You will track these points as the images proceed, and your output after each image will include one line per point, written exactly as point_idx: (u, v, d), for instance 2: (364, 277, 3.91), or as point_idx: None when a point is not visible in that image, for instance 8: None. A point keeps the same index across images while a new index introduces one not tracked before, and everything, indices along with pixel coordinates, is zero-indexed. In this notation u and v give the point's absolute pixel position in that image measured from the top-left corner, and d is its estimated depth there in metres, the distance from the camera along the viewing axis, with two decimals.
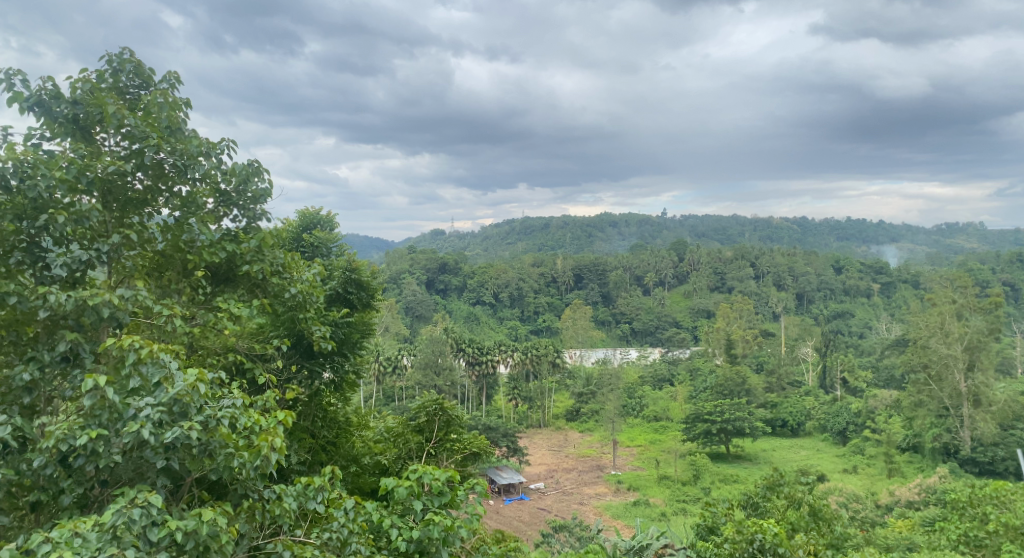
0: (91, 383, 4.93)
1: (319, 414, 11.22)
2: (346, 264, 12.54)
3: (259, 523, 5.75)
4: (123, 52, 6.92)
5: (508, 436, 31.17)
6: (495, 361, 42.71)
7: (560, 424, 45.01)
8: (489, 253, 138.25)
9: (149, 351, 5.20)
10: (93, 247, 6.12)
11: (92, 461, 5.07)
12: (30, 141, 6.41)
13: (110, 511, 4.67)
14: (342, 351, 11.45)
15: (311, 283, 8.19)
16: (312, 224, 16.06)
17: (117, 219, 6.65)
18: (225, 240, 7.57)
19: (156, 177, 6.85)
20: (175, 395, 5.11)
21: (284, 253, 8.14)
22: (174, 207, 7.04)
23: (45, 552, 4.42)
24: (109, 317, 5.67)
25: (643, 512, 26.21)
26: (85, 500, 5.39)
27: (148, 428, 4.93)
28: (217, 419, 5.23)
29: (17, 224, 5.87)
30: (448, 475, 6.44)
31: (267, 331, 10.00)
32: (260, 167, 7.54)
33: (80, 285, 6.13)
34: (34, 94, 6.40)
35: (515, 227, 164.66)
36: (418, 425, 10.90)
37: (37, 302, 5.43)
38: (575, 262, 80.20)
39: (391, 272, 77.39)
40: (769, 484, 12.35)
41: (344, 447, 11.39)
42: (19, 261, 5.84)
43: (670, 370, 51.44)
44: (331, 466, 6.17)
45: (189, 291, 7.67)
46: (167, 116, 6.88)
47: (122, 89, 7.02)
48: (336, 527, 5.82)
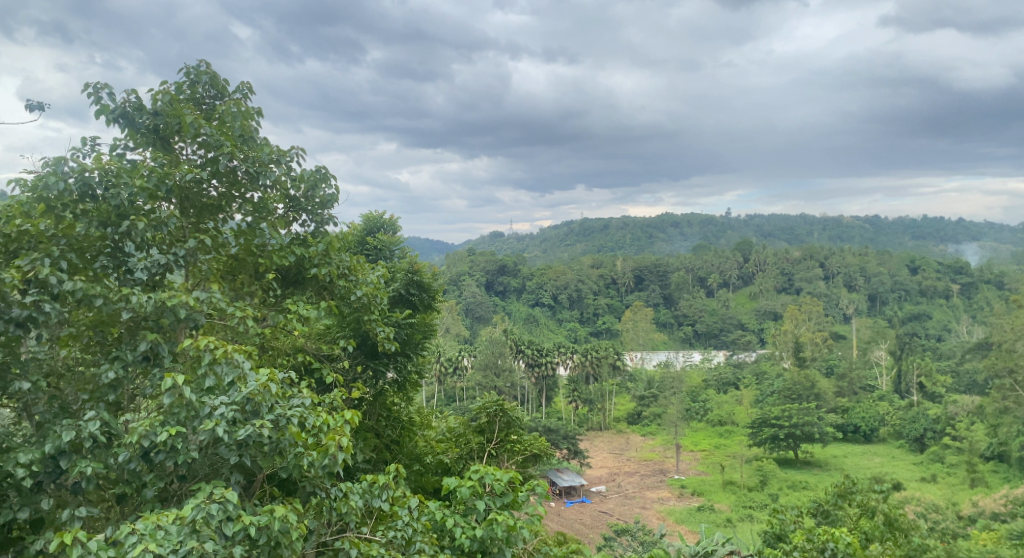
0: (170, 382, 5.13)
1: (383, 413, 11.44)
2: (408, 267, 12.72)
3: (327, 519, 5.87)
4: (200, 64, 7.15)
5: (568, 438, 30.98)
6: (554, 362, 42.70)
7: (621, 427, 44.62)
8: (549, 255, 138.38)
9: (223, 351, 5.38)
10: (171, 252, 6.36)
11: (171, 456, 5.24)
12: (115, 152, 6.72)
13: (190, 505, 4.84)
14: (405, 352, 11.55)
15: (376, 285, 8.29)
16: (376, 228, 16.36)
17: (194, 224, 6.92)
18: (294, 244, 7.76)
19: (230, 184, 7.07)
20: (248, 394, 5.24)
21: (350, 256, 8.28)
22: (247, 213, 7.23)
23: (132, 543, 4.60)
24: (186, 318, 5.91)
25: (708, 518, 25.78)
26: (165, 494, 5.60)
27: (223, 427, 5.06)
28: (287, 417, 5.36)
29: (103, 231, 6.11)
30: (510, 476, 6.47)
31: (333, 331, 10.29)
32: (328, 173, 7.70)
33: (160, 287, 6.33)
34: (119, 107, 6.68)
35: (574, 228, 164.17)
36: (480, 426, 11.04)
37: (120, 303, 5.63)
38: (636, 263, 79.49)
39: (449, 276, 78.23)
40: (840, 491, 11.83)
41: (407, 446, 11.55)
42: (104, 266, 6.07)
43: (735, 373, 50.37)
44: (397, 464, 6.26)
45: (261, 293, 7.91)
46: (240, 125, 7.08)
47: (199, 99, 7.28)
48: (401, 526, 5.89)
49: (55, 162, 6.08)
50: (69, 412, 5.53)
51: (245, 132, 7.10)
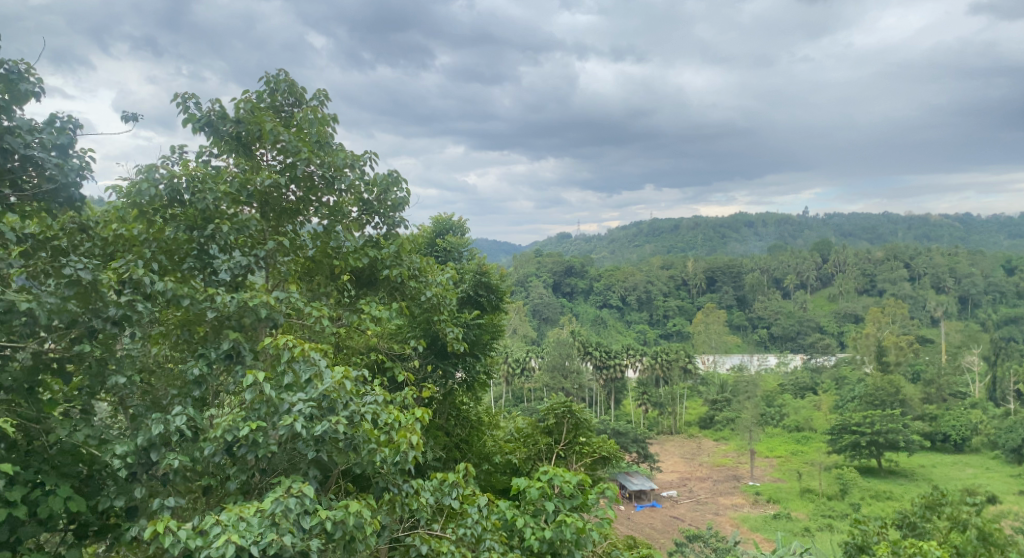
0: (251, 379, 5.34)
1: (453, 412, 11.60)
2: (477, 268, 12.90)
3: (399, 516, 5.99)
4: (279, 73, 7.40)
5: (637, 441, 30.57)
6: (623, 365, 42.37)
7: (693, 431, 43.94)
8: (618, 256, 137.27)
9: (300, 349, 5.56)
10: (252, 254, 6.59)
11: (253, 450, 5.43)
12: (201, 159, 7.03)
13: (269, 498, 5.00)
14: (473, 352, 11.74)
15: (445, 286, 8.39)
16: (445, 230, 16.63)
17: (274, 227, 7.20)
18: (368, 246, 7.93)
19: (308, 189, 7.31)
20: (324, 391, 5.39)
21: (421, 258, 8.42)
22: (323, 216, 7.46)
23: (216, 533, 4.79)
24: (266, 317, 6.14)
25: (785, 527, 25.08)
26: (247, 487, 5.83)
27: (301, 421, 5.18)
28: (361, 414, 5.48)
29: (190, 234, 6.40)
30: (579, 479, 6.45)
31: (404, 331, 10.51)
32: (399, 176, 7.84)
33: (242, 288, 6.57)
34: (205, 115, 6.99)
35: (643, 229, 162.40)
36: (548, 427, 11.05)
37: (206, 303, 5.89)
38: (708, 264, 78.03)
39: (517, 277, 78.72)
40: (928, 503, 11.28)
41: (476, 445, 11.68)
42: (191, 267, 6.33)
43: (813, 378, 48.76)
44: (466, 463, 6.30)
45: (336, 293, 8.15)
46: (317, 131, 7.27)
47: (278, 107, 7.54)
48: (470, 523, 5.94)
49: (147, 169, 6.42)
50: (159, 407, 5.79)
51: (322, 138, 7.28)
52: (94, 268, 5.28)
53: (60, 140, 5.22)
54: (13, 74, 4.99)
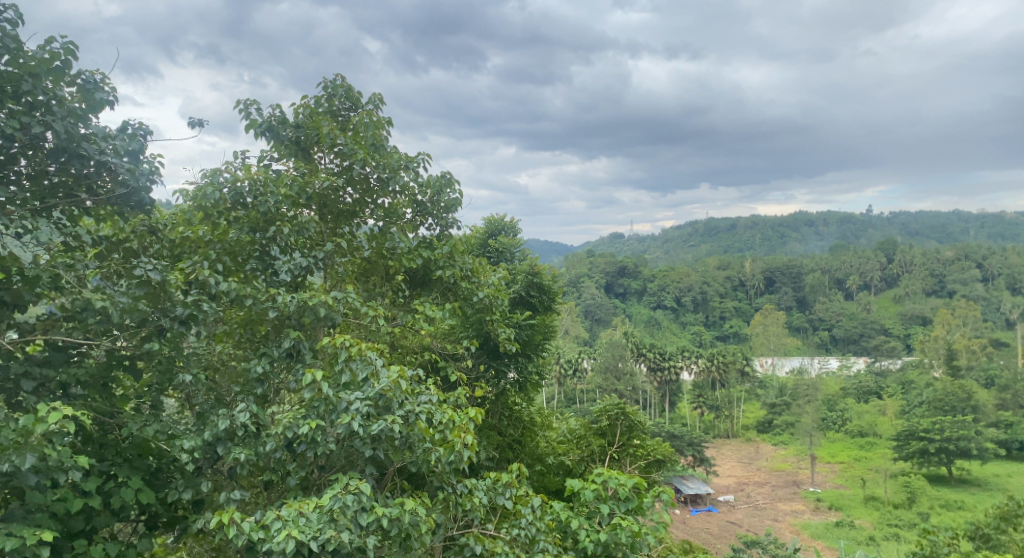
0: (311, 378, 5.46)
1: (506, 412, 11.65)
2: (529, 268, 12.97)
3: (454, 514, 6.04)
4: (336, 78, 7.54)
5: (693, 444, 30.11)
6: (678, 367, 41.85)
7: (750, 435, 43.20)
8: (672, 256, 135.73)
9: (358, 348, 5.67)
10: (311, 255, 6.73)
11: (312, 447, 5.53)
12: (262, 162, 7.23)
13: (328, 495, 5.10)
14: (525, 352, 11.80)
15: (497, 287, 8.44)
16: (497, 230, 16.75)
17: (331, 229, 7.36)
18: (422, 247, 8.01)
19: (363, 191, 7.44)
20: (380, 390, 5.46)
21: (473, 259, 8.48)
22: (378, 218, 7.57)
23: (277, 528, 4.90)
24: (324, 317, 6.26)
25: (848, 534, 24.43)
26: (306, 483, 5.96)
27: (358, 420, 5.27)
28: (416, 413, 5.54)
29: (252, 236, 6.57)
30: (634, 482, 6.39)
31: (458, 331, 10.62)
32: (452, 178, 7.90)
33: (301, 288, 6.73)
34: (266, 121, 7.18)
35: (698, 229, 160.18)
36: (601, 429, 10.98)
37: (268, 303, 6.04)
38: (766, 265, 76.59)
39: (569, 278, 78.60)
40: (1002, 514, 10.85)
41: (529, 446, 11.71)
42: (253, 268, 6.52)
43: (877, 382, 47.36)
44: (520, 463, 6.30)
45: (391, 294, 8.27)
46: (373, 134, 7.39)
47: (335, 112, 7.69)
48: (524, 524, 5.94)
49: (212, 174, 6.62)
50: (223, 403, 5.96)
51: (377, 141, 7.39)
52: (163, 269, 5.47)
53: (132, 146, 5.36)
54: (88, 83, 5.22)
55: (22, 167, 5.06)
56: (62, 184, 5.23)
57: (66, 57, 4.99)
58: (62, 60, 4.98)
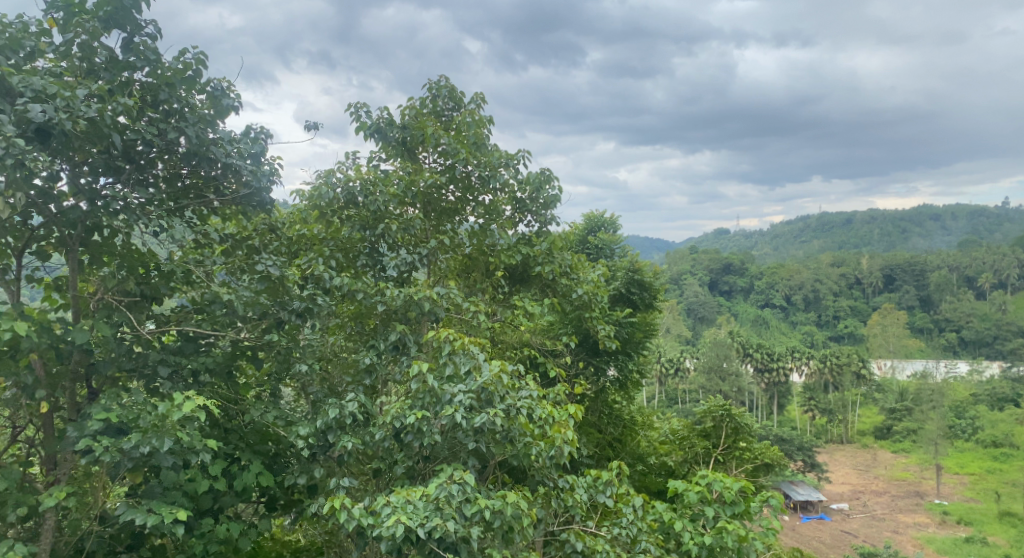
0: (417, 368, 5.64)
1: (605, 410, 11.66)
2: (629, 266, 12.92)
3: (554, 510, 6.09)
4: (440, 79, 7.73)
5: (804, 449, 28.91)
6: (787, 368, 40.40)
7: (867, 442, 41.28)
8: (782, 253, 130.83)
9: (460, 342, 5.81)
10: (416, 252, 6.94)
11: (418, 437, 5.68)
12: (371, 163, 7.53)
13: (434, 484, 5.26)
14: (626, 351, 11.77)
15: (597, 283, 8.44)
16: (597, 227, 16.79)
17: (434, 226, 7.58)
18: (521, 243, 8.12)
19: (465, 188, 7.64)
20: (482, 383, 5.57)
21: (573, 255, 8.50)
22: (479, 215, 7.74)
23: (386, 513, 5.08)
24: (429, 311, 6.43)
25: (980, 552, 22.94)
26: (412, 472, 6.16)
27: (461, 412, 5.39)
28: (516, 408, 5.62)
29: (363, 233, 6.86)
30: (741, 485, 6.21)
31: (557, 327, 10.71)
32: (551, 174, 7.96)
33: (407, 283, 6.95)
34: (374, 123, 7.44)
35: (810, 224, 153.66)
36: (705, 430, 10.76)
37: (377, 297, 6.30)
38: (886, 261, 72.57)
39: (672, 275, 77.60)
40: None
41: (630, 445, 11.67)
42: (364, 264, 6.84)
43: (1014, 388, 44.01)
44: (621, 462, 6.28)
45: (491, 289, 8.46)
46: (474, 133, 7.54)
47: (439, 112, 7.89)
48: (626, 524, 5.92)
49: (326, 174, 6.96)
50: (335, 393, 6.26)
51: (479, 139, 7.52)
52: (282, 265, 5.80)
53: (254, 149, 5.71)
54: (216, 91, 5.60)
55: (159, 171, 5.46)
56: (194, 186, 5.65)
57: (197, 67, 5.36)
58: (193, 69, 5.35)
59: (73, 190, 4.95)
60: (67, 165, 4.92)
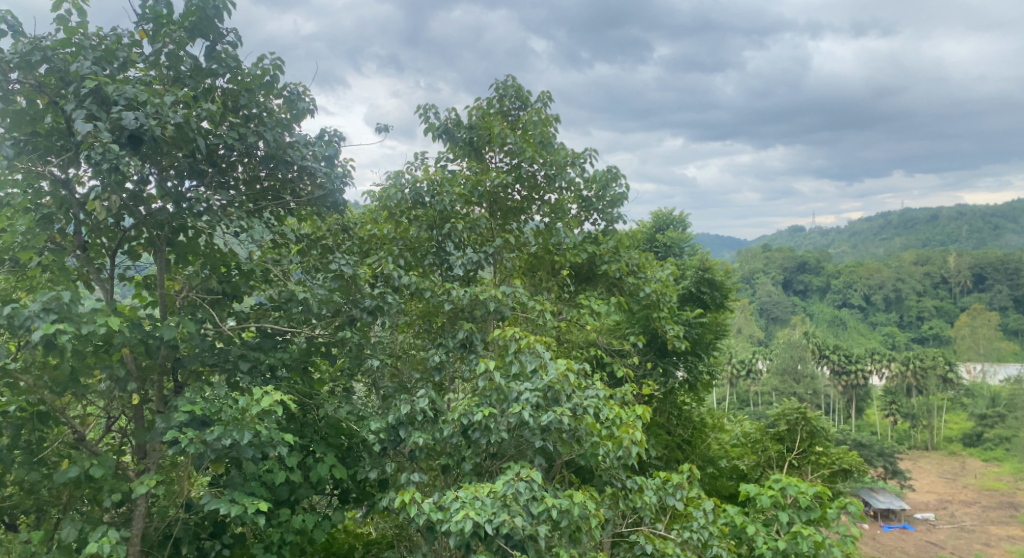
0: (484, 366, 5.70)
1: (674, 412, 11.55)
2: (699, 265, 12.74)
3: (623, 510, 6.06)
4: (507, 79, 7.81)
5: (884, 455, 27.64)
6: (866, 371, 39.01)
7: (955, 449, 39.42)
8: (861, 251, 126.28)
9: (526, 341, 5.85)
10: (482, 251, 7.01)
11: (485, 434, 5.74)
12: (439, 163, 7.67)
13: (501, 481, 5.31)
14: (695, 351, 11.61)
15: (665, 283, 8.32)
16: (666, 225, 16.62)
17: (501, 225, 7.66)
18: (587, 242, 8.12)
19: (531, 188, 7.71)
20: (549, 382, 5.57)
21: (640, 254, 8.44)
22: (545, 214, 7.78)
23: (455, 508, 5.16)
24: (495, 310, 6.48)
25: None
26: (480, 469, 6.25)
27: (528, 410, 5.41)
28: (583, 407, 5.62)
29: (430, 233, 6.99)
30: (817, 491, 6.03)
31: (625, 327, 10.66)
32: (618, 172, 7.94)
33: (473, 282, 7.03)
34: (442, 124, 7.58)
35: (891, 221, 147.81)
36: (779, 434, 10.48)
37: (444, 296, 6.39)
38: (974, 259, 69.17)
39: (744, 274, 76.08)
40: None
41: (700, 447, 11.53)
42: (432, 263, 6.96)
43: None
44: (691, 464, 6.20)
45: (557, 288, 8.50)
46: (541, 132, 7.58)
47: (506, 112, 7.97)
48: (697, 528, 5.83)
49: (395, 175, 7.14)
50: (405, 389, 6.39)
51: (545, 139, 7.56)
52: (354, 263, 5.97)
53: (328, 151, 5.88)
54: (292, 96, 5.80)
55: (239, 173, 5.69)
56: (271, 188, 5.88)
57: (274, 73, 5.57)
58: (271, 75, 5.56)
59: (160, 193, 5.21)
60: (155, 169, 5.19)
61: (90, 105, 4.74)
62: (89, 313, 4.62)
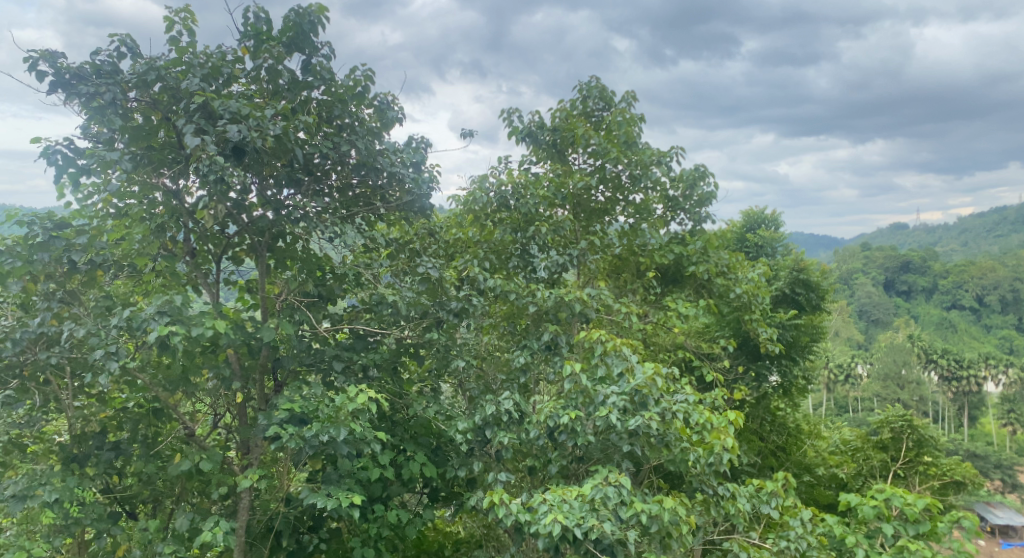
0: (570, 369, 5.73)
1: (768, 418, 11.25)
2: (794, 265, 12.38)
3: (714, 517, 5.95)
4: (591, 80, 7.82)
5: (1002, 467, 26.08)
6: (980, 377, 36.79)
7: None
8: (972, 249, 119.14)
9: (612, 343, 5.84)
10: (567, 253, 7.03)
11: (572, 437, 5.77)
12: (522, 166, 7.77)
13: (589, 485, 5.31)
14: (790, 355, 11.30)
15: (757, 283, 8.10)
16: (757, 224, 16.22)
17: (585, 226, 7.68)
18: (674, 243, 8.04)
19: (615, 189, 7.71)
20: (636, 386, 5.56)
21: (730, 254, 8.26)
22: (629, 214, 7.76)
23: (543, 510, 5.20)
24: (580, 312, 6.50)
25: None
26: (567, 471, 6.28)
27: (615, 414, 5.40)
28: (672, 412, 5.57)
29: (514, 236, 7.09)
30: (925, 503, 5.73)
31: (714, 330, 10.49)
32: (706, 171, 7.81)
33: (557, 284, 7.05)
34: (525, 127, 7.67)
35: (1006, 217, 138.65)
36: (882, 442, 10.03)
37: (529, 298, 6.45)
38: None
39: (842, 275, 73.18)
40: None
41: (796, 455, 11.19)
42: (516, 265, 7.05)
43: None
44: (786, 472, 6.03)
45: (642, 290, 8.44)
46: (625, 132, 7.55)
47: (590, 112, 7.97)
48: (794, 537, 5.66)
49: (480, 179, 7.30)
50: (490, 390, 6.50)
51: (630, 138, 7.52)
52: (440, 267, 6.13)
53: (415, 158, 6.07)
54: (382, 105, 6.01)
55: (333, 181, 5.95)
56: (363, 195, 6.10)
57: (365, 83, 5.78)
58: (362, 85, 5.77)
59: (261, 201, 5.51)
60: (257, 179, 5.50)
61: (198, 119, 5.08)
62: (198, 316, 4.93)
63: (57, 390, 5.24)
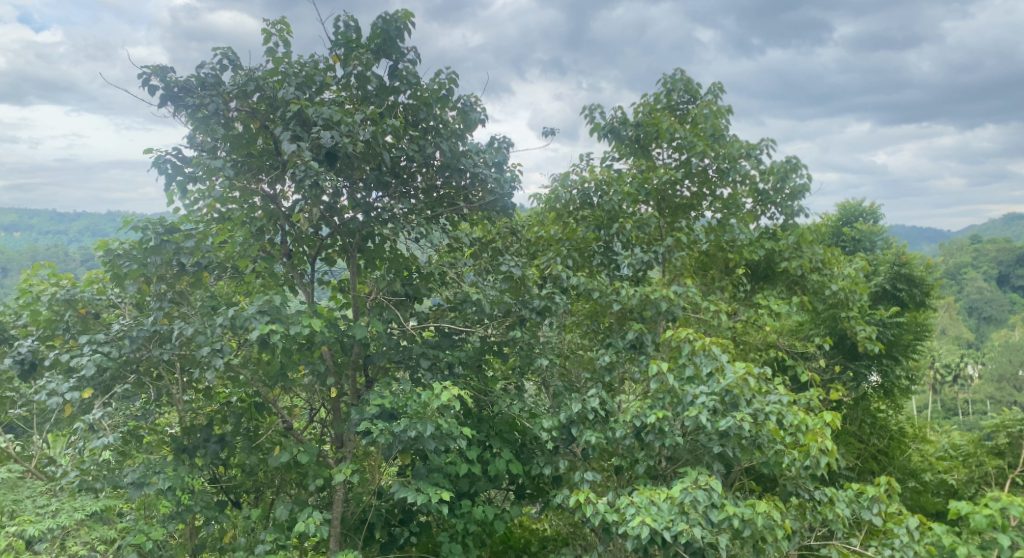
0: (656, 368, 5.68)
1: (868, 420, 10.81)
2: (894, 259, 11.87)
3: (810, 522, 5.77)
4: (675, 72, 7.73)
5: None
6: None
7: None
8: None
9: (700, 342, 5.75)
10: (651, 250, 6.97)
11: (659, 437, 5.73)
12: (604, 162, 7.76)
13: (679, 487, 5.25)
14: (892, 354, 10.84)
15: (854, 279, 7.79)
16: (855, 217, 15.60)
17: (670, 223, 7.63)
18: (764, 238, 7.84)
19: (701, 183, 7.60)
20: (726, 386, 5.46)
21: (824, 249, 7.99)
22: (717, 209, 7.64)
23: (630, 511, 5.18)
24: (666, 310, 6.43)
25: None
26: (654, 470, 6.25)
27: (705, 414, 5.33)
28: (764, 413, 5.45)
29: (597, 234, 7.08)
30: None
31: (808, 328, 10.18)
32: (798, 162, 7.57)
33: (642, 282, 6.98)
34: (608, 123, 7.66)
35: None
36: (997, 447, 9.45)
37: (613, 296, 6.43)
38: None
39: (949, 269, 69.21)
40: None
41: (900, 459, 10.70)
42: (599, 263, 7.03)
43: None
44: (889, 477, 5.76)
45: (731, 287, 8.26)
46: (712, 124, 7.40)
47: (674, 106, 7.88)
48: (898, 546, 5.43)
49: (562, 177, 7.34)
50: (575, 389, 6.54)
51: (717, 131, 7.38)
52: (524, 265, 6.20)
53: (498, 158, 6.17)
54: (465, 107, 6.13)
55: (419, 183, 6.13)
56: (447, 195, 6.24)
57: (450, 86, 5.93)
58: (446, 88, 5.92)
59: (352, 204, 5.73)
60: (347, 182, 5.72)
61: (294, 127, 5.34)
62: (295, 314, 5.17)
63: (169, 384, 5.61)
